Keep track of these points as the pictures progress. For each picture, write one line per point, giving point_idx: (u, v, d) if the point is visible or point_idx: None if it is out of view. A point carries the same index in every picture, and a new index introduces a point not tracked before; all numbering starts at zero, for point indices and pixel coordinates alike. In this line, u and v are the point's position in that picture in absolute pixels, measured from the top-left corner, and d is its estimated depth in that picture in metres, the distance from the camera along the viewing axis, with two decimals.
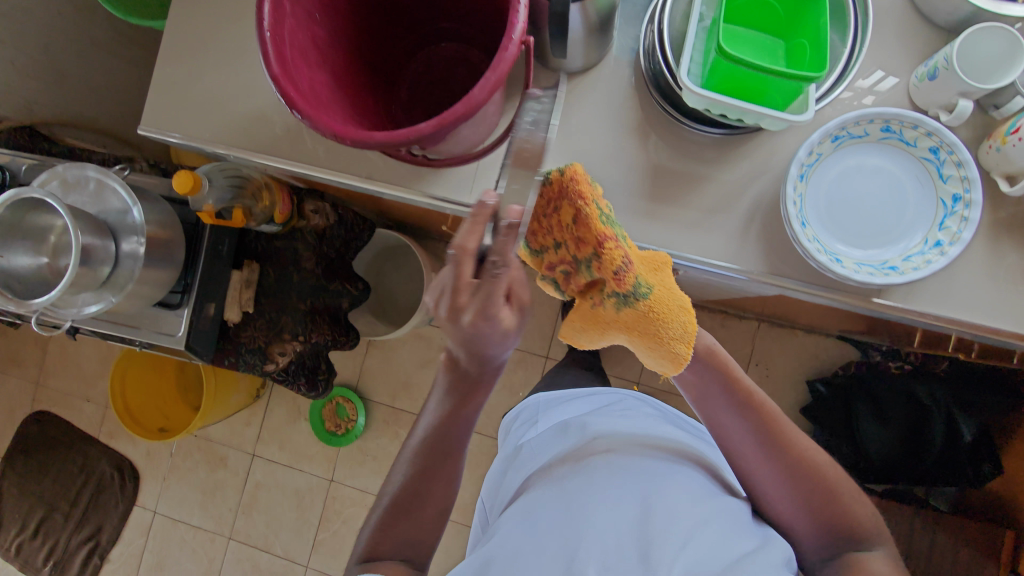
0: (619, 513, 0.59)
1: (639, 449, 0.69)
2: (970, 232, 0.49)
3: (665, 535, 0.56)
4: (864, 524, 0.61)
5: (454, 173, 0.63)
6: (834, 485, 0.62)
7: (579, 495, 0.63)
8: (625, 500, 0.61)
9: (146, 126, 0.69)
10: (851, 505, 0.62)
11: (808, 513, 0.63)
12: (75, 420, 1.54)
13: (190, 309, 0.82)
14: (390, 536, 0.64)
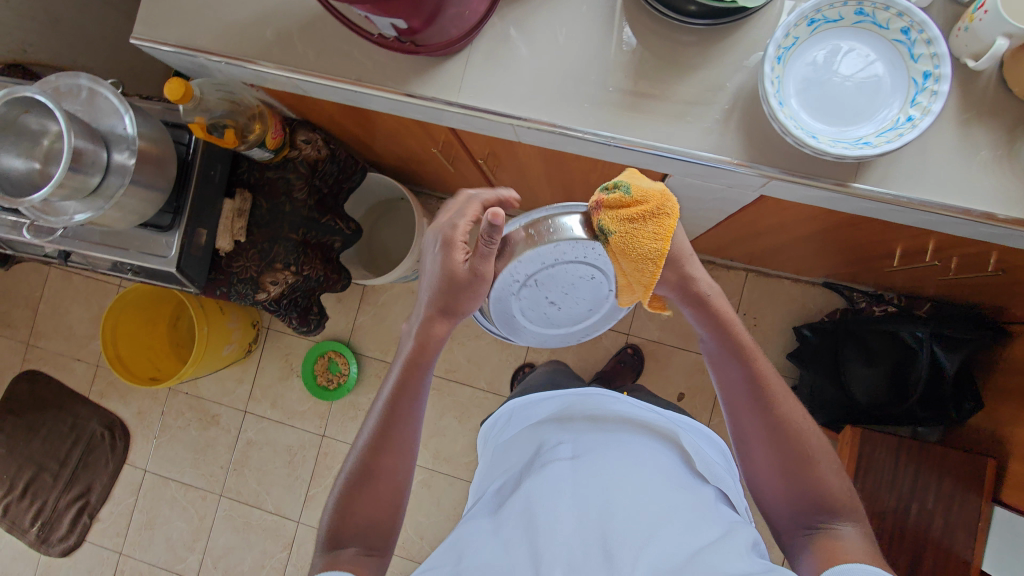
0: (583, 518, 0.58)
1: (602, 447, 0.67)
2: (941, 103, 0.50)
3: (627, 537, 0.55)
4: (838, 494, 0.58)
5: (441, 74, 0.65)
6: (810, 454, 0.59)
7: (542, 498, 0.61)
8: (589, 503, 0.60)
9: (137, 35, 0.71)
10: (827, 472, 0.59)
11: (784, 479, 0.59)
12: (66, 380, 1.53)
13: (181, 232, 0.83)
14: (352, 525, 0.59)
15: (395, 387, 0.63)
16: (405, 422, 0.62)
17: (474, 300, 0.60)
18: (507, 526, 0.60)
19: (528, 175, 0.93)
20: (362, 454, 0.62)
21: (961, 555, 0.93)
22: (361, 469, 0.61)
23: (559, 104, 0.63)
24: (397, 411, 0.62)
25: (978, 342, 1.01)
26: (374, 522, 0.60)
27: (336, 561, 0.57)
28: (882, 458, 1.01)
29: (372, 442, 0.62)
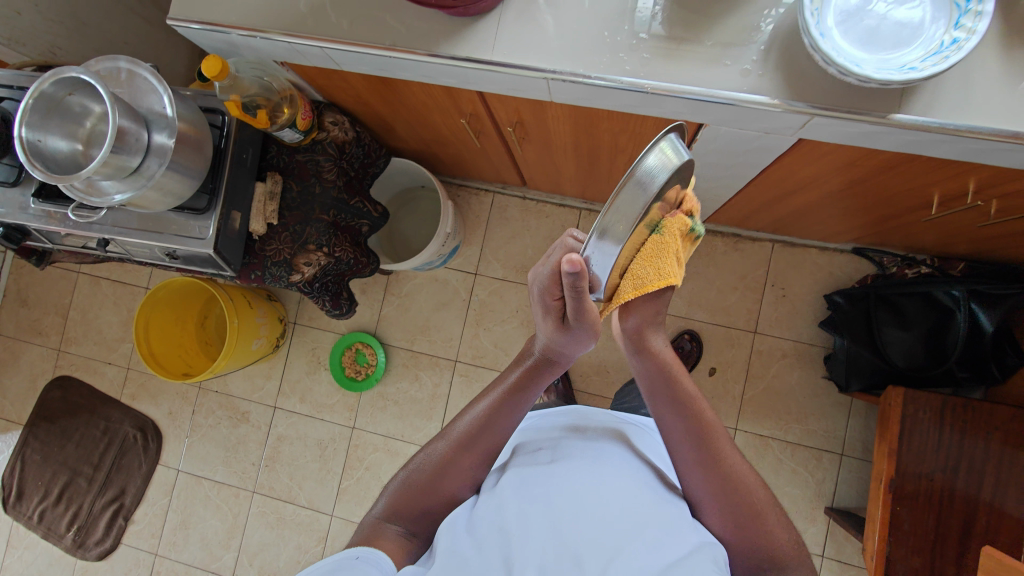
0: (555, 524, 0.57)
1: (582, 450, 0.66)
2: (986, 23, 0.50)
3: (600, 549, 0.55)
4: (784, 546, 0.60)
5: (474, 33, 0.65)
6: (760, 506, 0.61)
7: (518, 503, 0.60)
8: (563, 508, 0.59)
9: (174, 16, 0.73)
10: (775, 525, 0.60)
11: (718, 514, 0.61)
12: (98, 384, 1.55)
13: (218, 214, 0.84)
14: (408, 502, 0.64)
15: (495, 401, 0.67)
16: (490, 437, 0.66)
17: (577, 345, 0.66)
18: (482, 525, 0.59)
19: (554, 146, 0.93)
20: (447, 446, 0.66)
21: (1015, 514, 0.92)
22: (441, 459, 0.65)
23: (593, 56, 0.63)
24: (494, 419, 0.66)
25: (1018, 297, 0.99)
26: (425, 513, 0.64)
27: (382, 533, 0.62)
28: (924, 421, 0.96)
29: (459, 438, 0.66)
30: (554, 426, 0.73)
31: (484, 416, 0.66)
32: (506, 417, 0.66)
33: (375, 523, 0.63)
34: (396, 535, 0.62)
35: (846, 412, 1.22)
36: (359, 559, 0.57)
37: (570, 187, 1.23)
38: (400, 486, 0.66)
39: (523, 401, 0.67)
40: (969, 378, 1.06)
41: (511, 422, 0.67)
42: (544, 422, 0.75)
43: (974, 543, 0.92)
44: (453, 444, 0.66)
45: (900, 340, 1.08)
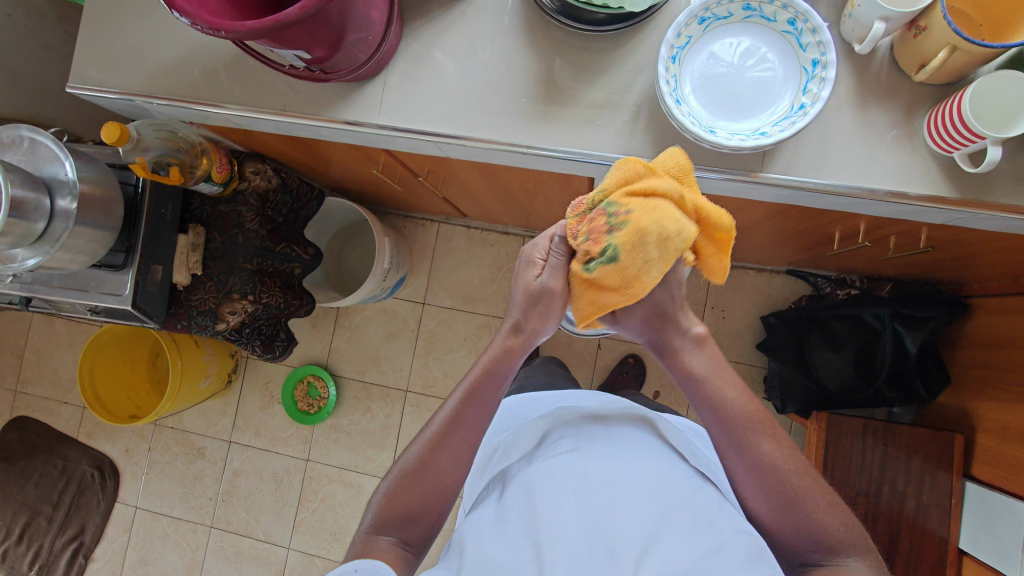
0: (585, 518, 0.56)
1: (603, 439, 0.64)
2: (829, 90, 0.52)
3: (634, 543, 0.54)
4: (832, 533, 0.57)
5: (363, 97, 0.67)
6: (799, 490, 0.58)
7: (544, 493, 0.58)
8: (592, 500, 0.57)
9: (73, 83, 0.74)
10: (818, 509, 0.58)
11: (767, 506, 0.59)
12: (55, 425, 1.55)
13: (134, 269, 0.85)
14: (393, 510, 0.60)
15: (470, 388, 0.63)
16: (472, 427, 0.63)
17: (545, 316, 0.64)
18: (510, 522, 0.57)
19: (474, 189, 0.95)
20: (422, 445, 0.62)
21: (938, 534, 0.94)
22: (418, 460, 0.61)
23: (477, 119, 0.65)
24: (466, 413, 0.63)
25: (938, 319, 1.00)
26: (414, 513, 0.60)
27: (373, 546, 0.58)
28: (849, 443, 1.00)
29: (434, 435, 0.62)
30: (577, 415, 0.71)
31: (455, 411, 0.63)
32: (480, 411, 0.63)
33: (365, 537, 0.59)
34: (389, 544, 0.58)
35: (786, 432, 1.25)
36: (358, 572, 0.52)
37: (507, 219, 1.25)
38: (383, 495, 0.61)
39: (496, 386, 0.64)
40: (899, 401, 1.06)
41: (481, 421, 0.64)
42: (567, 410, 0.72)
43: (897, 562, 0.95)
44: (431, 441, 0.62)
45: (830, 363, 1.08)
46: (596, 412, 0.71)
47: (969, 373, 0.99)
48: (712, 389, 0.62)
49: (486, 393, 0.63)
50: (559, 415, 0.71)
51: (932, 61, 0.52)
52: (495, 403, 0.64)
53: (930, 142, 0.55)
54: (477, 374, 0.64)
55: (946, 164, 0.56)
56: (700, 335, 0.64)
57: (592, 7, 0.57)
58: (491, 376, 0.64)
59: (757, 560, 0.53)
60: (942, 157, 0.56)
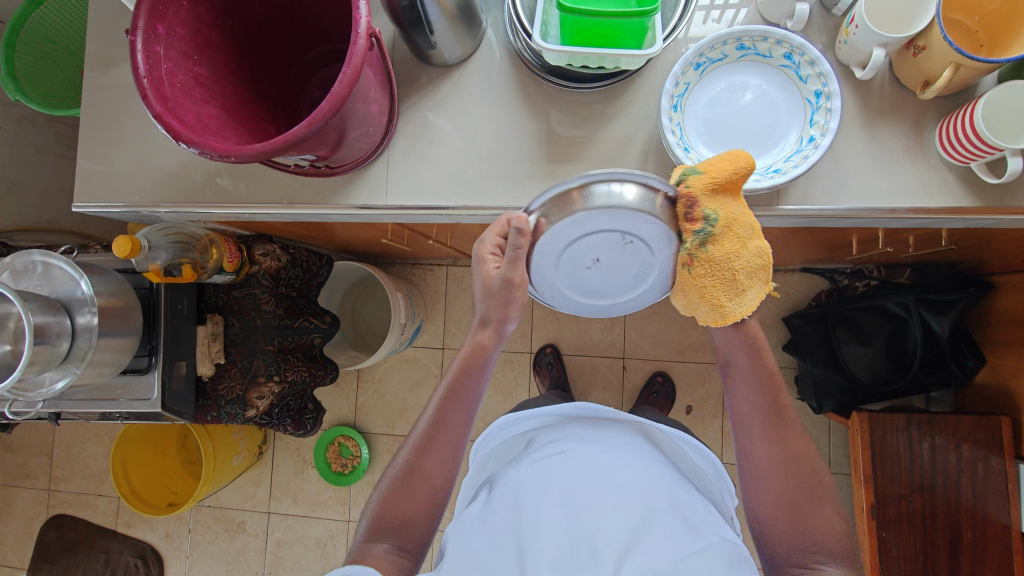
0: (570, 516, 0.58)
1: (592, 443, 0.67)
2: (836, 121, 0.52)
3: (616, 539, 0.55)
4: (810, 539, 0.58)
5: (368, 179, 0.67)
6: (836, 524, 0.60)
7: (530, 495, 0.60)
8: (578, 499, 0.59)
9: (79, 203, 0.75)
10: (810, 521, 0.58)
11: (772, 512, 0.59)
12: (92, 518, 1.53)
13: (160, 370, 0.84)
14: (386, 517, 0.62)
15: (448, 390, 0.64)
16: (454, 425, 0.64)
17: (507, 308, 0.59)
18: (495, 519, 0.59)
19: (483, 237, 0.95)
20: (410, 451, 0.64)
21: (1000, 520, 0.93)
22: (407, 464, 0.63)
23: (485, 185, 0.65)
24: (450, 415, 0.64)
25: (965, 301, 0.98)
26: (409, 520, 0.61)
27: (370, 551, 0.60)
28: (896, 439, 0.96)
29: (419, 440, 0.64)
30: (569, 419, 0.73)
31: (438, 412, 0.64)
32: (463, 406, 0.65)
33: (361, 544, 0.61)
34: (385, 551, 0.59)
35: (826, 429, 1.24)
36: None
37: None
38: (378, 501, 0.63)
39: (475, 380, 0.64)
40: (935, 386, 1.04)
41: (462, 417, 0.65)
42: (563, 416, 0.75)
43: (964, 557, 0.93)
44: (415, 446, 0.64)
45: (861, 358, 1.06)
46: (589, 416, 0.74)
47: (1003, 352, 0.98)
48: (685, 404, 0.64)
49: (464, 390, 0.64)
50: (552, 423, 0.74)
51: (938, 78, 0.51)
52: (475, 403, 0.65)
53: (944, 154, 0.55)
54: (456, 373, 0.64)
55: (963, 173, 0.55)
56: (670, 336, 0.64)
57: (585, 69, 0.58)
58: (472, 372, 0.64)
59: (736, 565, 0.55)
60: (958, 167, 0.55)
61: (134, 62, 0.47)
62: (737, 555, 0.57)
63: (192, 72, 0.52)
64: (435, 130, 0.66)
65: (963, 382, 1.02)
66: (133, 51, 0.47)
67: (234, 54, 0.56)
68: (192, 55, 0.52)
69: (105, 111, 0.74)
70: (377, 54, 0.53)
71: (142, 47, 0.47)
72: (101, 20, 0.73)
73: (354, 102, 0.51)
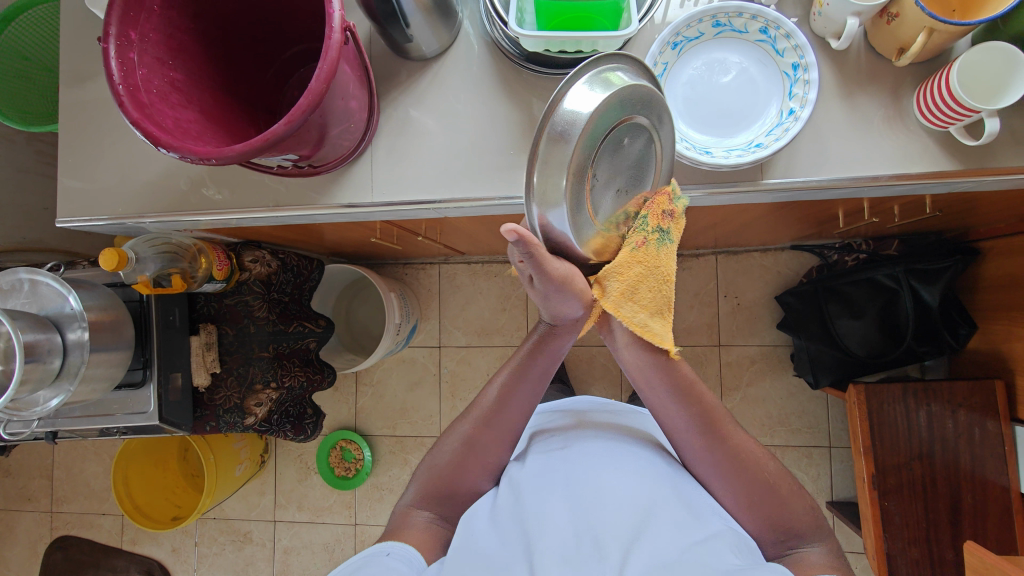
0: (575, 513, 0.58)
1: (593, 437, 0.67)
2: (815, 92, 0.52)
3: (621, 531, 0.55)
4: (802, 517, 0.60)
5: (354, 177, 0.67)
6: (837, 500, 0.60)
7: (536, 494, 0.60)
8: (581, 497, 0.59)
9: (64, 218, 0.74)
10: (795, 490, 0.60)
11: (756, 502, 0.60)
12: (97, 538, 1.52)
13: (155, 383, 0.83)
14: (431, 489, 0.64)
15: (515, 372, 0.63)
16: (515, 409, 0.64)
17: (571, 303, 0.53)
18: (502, 517, 0.59)
19: (472, 232, 0.95)
20: (470, 424, 0.65)
21: (999, 483, 0.94)
22: (464, 439, 0.64)
23: (470, 177, 0.65)
24: (512, 399, 0.63)
25: (954, 269, 0.99)
26: (451, 492, 0.64)
27: (409, 522, 0.62)
28: (893, 409, 0.97)
29: (481, 416, 0.64)
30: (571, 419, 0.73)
31: (502, 391, 0.64)
32: (531, 385, 0.64)
33: (405, 511, 0.64)
34: (424, 521, 0.62)
35: (823, 404, 1.25)
36: (389, 555, 0.57)
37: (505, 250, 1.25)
38: (428, 470, 0.65)
39: (548, 363, 0.63)
40: (929, 354, 1.05)
41: (529, 400, 0.64)
42: (568, 414, 0.75)
43: (965, 521, 0.95)
44: (478, 422, 0.64)
45: (855, 331, 1.06)
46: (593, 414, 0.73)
47: (993, 316, 0.99)
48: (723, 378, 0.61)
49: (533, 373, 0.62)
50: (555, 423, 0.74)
51: (912, 45, 0.52)
52: (540, 384, 0.64)
53: (923, 119, 0.55)
54: (525, 354, 0.63)
55: (942, 138, 0.56)
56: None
57: (563, 55, 0.58)
58: (538, 355, 0.62)
59: (742, 556, 0.54)
60: (937, 132, 0.56)
61: (108, 69, 0.47)
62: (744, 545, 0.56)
63: (169, 78, 0.51)
64: (417, 125, 0.66)
65: (955, 349, 1.03)
66: (106, 59, 0.46)
67: (211, 58, 0.56)
68: (167, 60, 0.51)
69: (83, 124, 0.73)
70: (353, 48, 0.53)
71: (116, 55, 0.47)
72: (75, 33, 0.73)
73: (333, 100, 0.50)
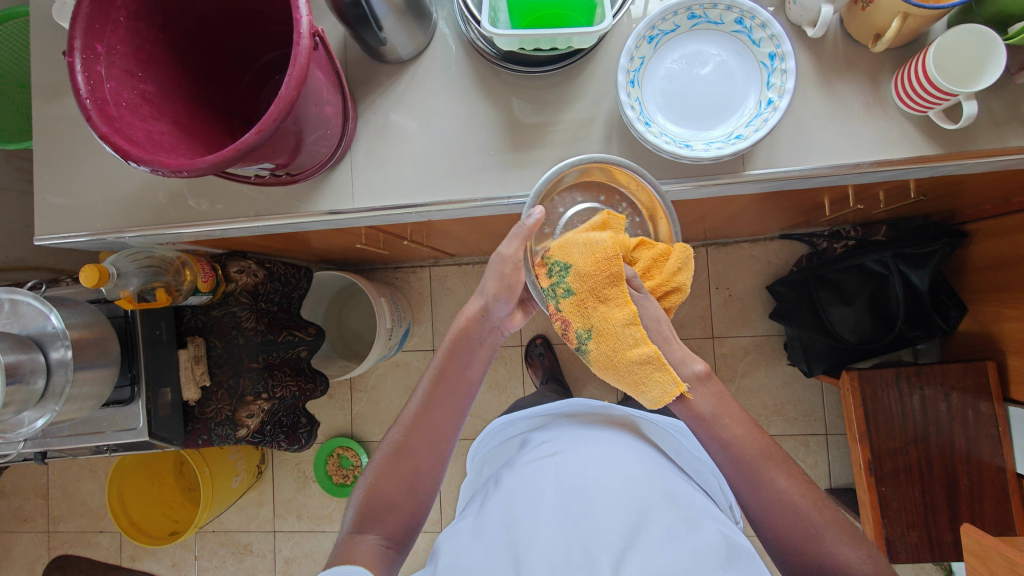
0: (565, 523, 0.57)
1: (586, 441, 0.66)
2: (792, 81, 0.52)
3: (611, 541, 0.54)
4: None
5: (334, 183, 0.67)
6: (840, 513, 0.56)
7: (525, 505, 0.59)
8: (573, 503, 0.58)
9: (42, 236, 0.73)
10: None
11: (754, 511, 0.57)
12: (95, 556, 1.50)
13: (143, 399, 0.82)
14: (372, 500, 0.59)
15: (438, 373, 0.63)
16: (444, 411, 0.62)
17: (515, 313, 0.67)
18: (488, 527, 0.59)
19: (459, 233, 0.95)
20: (399, 432, 0.62)
21: (995, 464, 0.95)
22: (394, 446, 0.61)
23: (452, 179, 0.65)
24: (441, 397, 0.62)
25: (942, 252, 0.99)
26: (394, 506, 0.59)
27: (356, 545, 0.56)
28: (886, 394, 0.98)
29: (410, 420, 0.62)
30: (562, 423, 0.73)
31: (430, 394, 0.62)
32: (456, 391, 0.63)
33: (348, 537, 0.57)
34: (371, 543, 0.56)
35: (818, 392, 1.26)
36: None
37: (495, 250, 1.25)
38: (366, 482, 0.60)
39: (466, 358, 0.64)
40: (920, 338, 1.05)
41: (457, 405, 0.63)
42: (559, 419, 0.75)
43: (963, 504, 0.95)
44: (409, 428, 0.61)
45: (846, 318, 1.06)
46: (582, 417, 0.73)
47: (983, 298, 0.99)
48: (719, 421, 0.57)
49: (455, 371, 0.63)
50: (549, 428, 0.73)
51: (887, 30, 0.51)
52: (466, 386, 0.64)
53: (902, 104, 0.55)
54: (446, 353, 0.64)
55: (921, 123, 0.56)
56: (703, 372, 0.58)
57: (538, 52, 0.57)
58: (460, 348, 0.64)
59: (733, 563, 0.52)
60: (916, 117, 0.56)
61: (75, 84, 0.46)
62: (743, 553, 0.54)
63: (139, 90, 0.50)
64: (396, 128, 0.65)
65: (946, 332, 1.03)
66: (72, 74, 0.46)
67: (182, 69, 0.55)
68: (136, 72, 0.51)
69: (58, 139, 0.72)
70: (325, 52, 0.52)
71: (82, 69, 0.46)
72: (46, 48, 0.72)
73: (306, 106, 0.50)
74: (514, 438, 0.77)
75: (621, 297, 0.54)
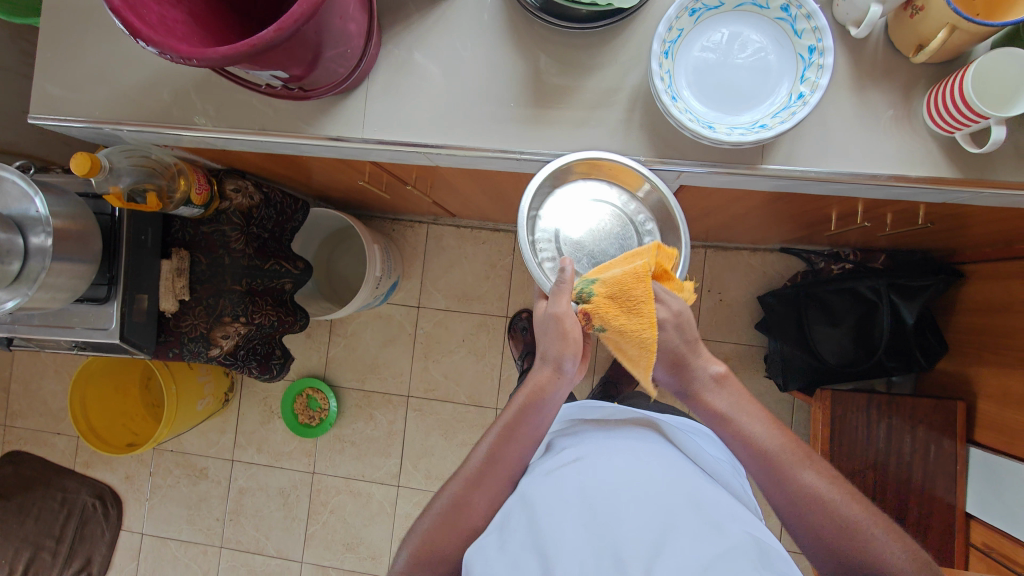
0: (591, 530, 0.55)
1: (607, 447, 0.64)
2: (827, 78, 0.51)
3: (639, 546, 0.52)
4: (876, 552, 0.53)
5: (347, 109, 0.65)
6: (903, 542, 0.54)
7: (547, 506, 0.57)
8: (598, 507, 0.56)
9: (35, 114, 0.70)
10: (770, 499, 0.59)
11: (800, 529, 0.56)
12: (49, 457, 1.49)
13: (119, 300, 0.81)
14: (428, 551, 0.58)
15: (503, 430, 0.61)
16: (507, 466, 0.61)
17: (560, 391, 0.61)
18: (514, 537, 0.56)
19: (463, 189, 0.93)
20: (458, 484, 0.61)
21: (946, 500, 0.97)
22: (454, 501, 0.60)
23: (467, 126, 0.63)
24: (506, 454, 0.61)
25: (936, 288, 0.99)
26: (445, 555, 0.59)
27: None
28: (855, 417, 1.00)
29: (470, 474, 0.61)
30: (584, 429, 0.71)
31: (492, 450, 0.61)
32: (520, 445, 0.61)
33: None
34: None
35: (789, 407, 1.27)
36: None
37: (497, 215, 1.23)
38: (420, 535, 0.59)
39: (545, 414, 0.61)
40: (898, 370, 1.06)
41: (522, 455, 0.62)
42: (579, 425, 0.73)
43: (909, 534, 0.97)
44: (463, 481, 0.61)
45: (831, 338, 1.06)
46: (602, 423, 0.72)
47: (966, 340, 1.00)
48: (741, 419, 0.59)
49: (523, 432, 0.61)
50: (570, 432, 0.72)
51: (931, 41, 0.50)
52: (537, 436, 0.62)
53: (930, 123, 0.54)
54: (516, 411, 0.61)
55: (946, 144, 0.55)
56: (721, 373, 0.61)
57: (577, 6, 0.55)
58: (529, 410, 0.61)
59: (768, 564, 0.52)
60: (942, 138, 0.55)
61: None
62: (762, 550, 0.53)
63: None
64: (419, 65, 0.63)
65: (924, 368, 1.04)
66: None
67: None
68: None
69: (67, 19, 0.69)
70: None
71: None
72: None
73: (330, 16, 0.48)
74: (534, 444, 0.75)
75: (646, 312, 0.53)
